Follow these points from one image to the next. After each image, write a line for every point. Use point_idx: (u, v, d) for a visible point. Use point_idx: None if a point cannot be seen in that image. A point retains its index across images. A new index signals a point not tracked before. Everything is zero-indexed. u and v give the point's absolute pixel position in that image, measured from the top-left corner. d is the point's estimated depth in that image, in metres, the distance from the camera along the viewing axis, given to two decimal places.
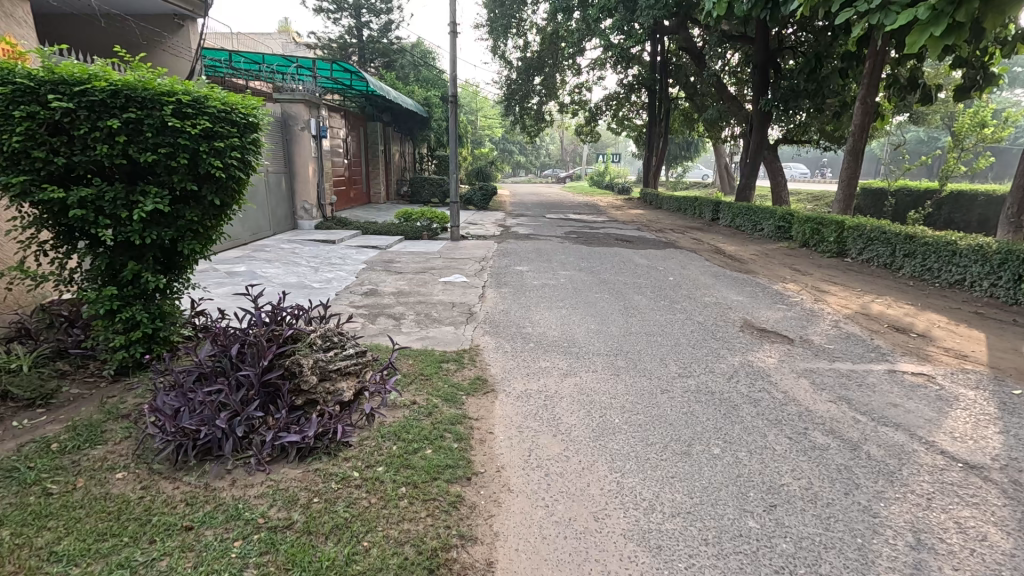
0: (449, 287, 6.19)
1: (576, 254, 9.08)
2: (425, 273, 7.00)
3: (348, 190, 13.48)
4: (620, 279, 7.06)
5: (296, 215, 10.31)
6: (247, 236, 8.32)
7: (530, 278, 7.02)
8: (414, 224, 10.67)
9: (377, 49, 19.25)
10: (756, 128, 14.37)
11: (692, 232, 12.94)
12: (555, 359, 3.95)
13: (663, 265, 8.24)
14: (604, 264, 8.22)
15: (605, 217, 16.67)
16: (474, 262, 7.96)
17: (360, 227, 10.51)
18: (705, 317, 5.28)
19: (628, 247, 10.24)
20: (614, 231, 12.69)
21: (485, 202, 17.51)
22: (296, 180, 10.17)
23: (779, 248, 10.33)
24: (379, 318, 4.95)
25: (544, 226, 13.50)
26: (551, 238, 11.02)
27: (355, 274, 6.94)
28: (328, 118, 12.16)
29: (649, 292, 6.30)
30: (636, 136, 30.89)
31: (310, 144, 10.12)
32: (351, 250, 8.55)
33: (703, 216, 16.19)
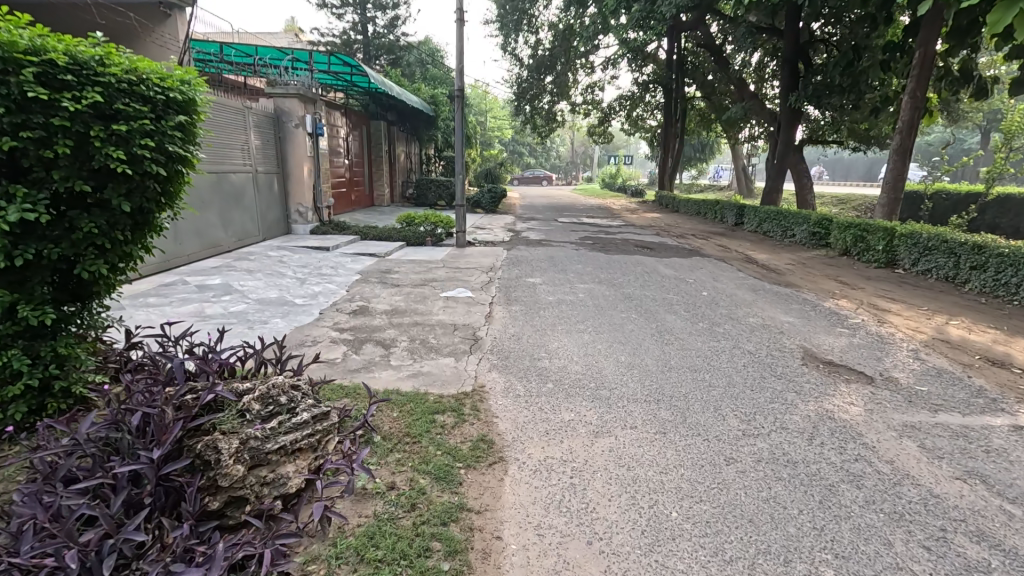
0: (452, 304, 5.38)
1: (593, 263, 8.23)
2: (426, 286, 6.20)
3: (349, 192, 12.74)
4: (646, 294, 6.22)
5: (290, 219, 9.54)
6: (232, 242, 7.54)
7: (545, 292, 6.18)
8: (417, 229, 9.88)
9: (383, 46, 18.53)
10: (785, 126, 13.40)
11: (716, 239, 12.03)
12: (582, 410, 3.10)
13: (692, 277, 7.36)
14: (626, 275, 7.37)
15: (621, 221, 15.80)
16: (481, 272, 7.14)
17: (359, 232, 9.74)
18: (755, 345, 4.42)
19: (649, 255, 9.37)
20: (632, 237, 11.83)
21: (494, 205, 16.72)
22: (289, 180, 9.41)
23: (817, 257, 9.39)
24: (365, 346, 4.13)
25: (557, 231, 12.66)
26: (566, 245, 10.17)
27: (347, 288, 6.14)
28: (327, 115, 11.43)
29: (683, 311, 5.44)
30: (650, 137, 29.97)
31: (305, 141, 9.38)
32: (347, 259, 7.76)
33: (726, 220, 15.23)
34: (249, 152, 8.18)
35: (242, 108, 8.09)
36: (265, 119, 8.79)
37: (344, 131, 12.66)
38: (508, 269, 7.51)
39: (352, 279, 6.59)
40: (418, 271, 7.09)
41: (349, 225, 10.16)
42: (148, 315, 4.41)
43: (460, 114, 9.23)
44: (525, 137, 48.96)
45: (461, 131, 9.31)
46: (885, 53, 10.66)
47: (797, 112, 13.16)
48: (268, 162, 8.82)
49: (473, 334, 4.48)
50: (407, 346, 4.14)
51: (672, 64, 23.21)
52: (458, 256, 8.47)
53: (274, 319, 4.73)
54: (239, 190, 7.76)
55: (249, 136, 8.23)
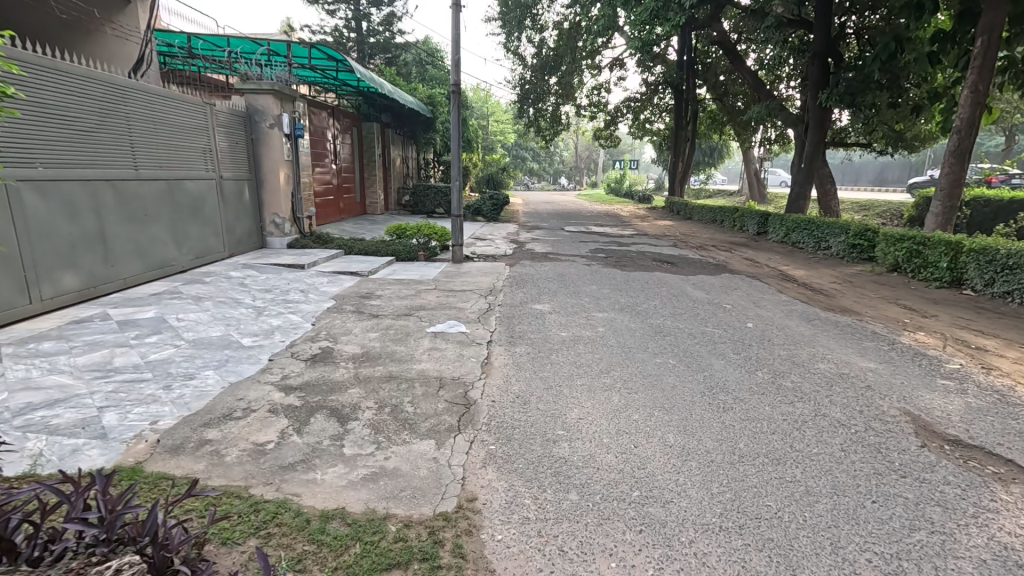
0: (441, 346, 4.26)
1: (610, 282, 7.12)
2: (410, 318, 5.08)
3: (336, 200, 11.66)
4: (679, 326, 5.10)
5: (265, 231, 8.46)
6: (189, 260, 6.45)
7: (556, 324, 5.06)
8: (408, 242, 8.78)
9: (378, 44, 17.54)
10: (813, 126, 12.27)
11: (740, 251, 10.89)
12: (628, 557, 1.96)
13: (727, 301, 6.24)
14: (649, 298, 6.25)
15: (632, 230, 14.68)
16: (479, 296, 6.02)
17: (343, 246, 8.64)
18: (843, 411, 3.29)
19: (672, 272, 8.23)
20: (647, 249, 10.70)
21: (496, 212, 15.64)
22: (264, 187, 8.33)
23: (863, 274, 8.24)
24: (314, 419, 3.00)
25: (564, 242, 11.53)
26: (576, 260, 9.05)
27: (313, 320, 5.03)
28: (310, 115, 10.35)
29: (731, 353, 4.32)
30: (658, 141, 28.95)
31: (281, 143, 8.32)
32: (323, 279, 6.66)
33: (746, 229, 14.06)
34: (212, 156, 7.09)
35: (204, 105, 7.02)
36: (234, 117, 7.71)
37: (331, 134, 11.59)
38: (511, 291, 6.40)
39: (323, 306, 5.50)
40: (404, 296, 5.97)
41: (333, 237, 9.08)
42: (29, 371, 3.30)
43: (456, 113, 8.07)
44: (528, 142, 47.92)
45: (458, 132, 8.15)
46: (932, 44, 9.56)
47: (827, 112, 12.03)
48: (238, 168, 7.74)
49: (464, 395, 3.35)
50: (371, 418, 3.01)
51: (682, 63, 22.15)
52: (454, 275, 7.37)
53: (204, 371, 3.62)
54: (199, 200, 6.68)
55: (212, 137, 7.15)
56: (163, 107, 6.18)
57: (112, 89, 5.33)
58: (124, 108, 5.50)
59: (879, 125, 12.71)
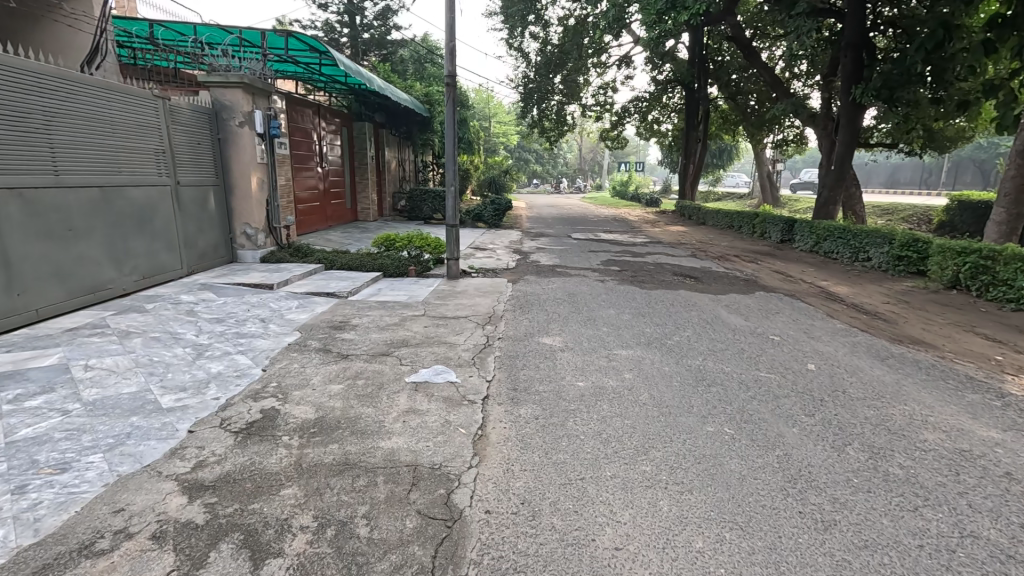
0: (421, 408, 3.25)
1: (629, 304, 6.09)
2: (387, 360, 4.08)
3: (322, 206, 10.69)
4: (724, 370, 4.08)
5: (235, 243, 7.47)
6: (133, 281, 5.45)
7: (569, 366, 4.04)
8: (397, 254, 7.79)
9: (373, 40, 16.57)
10: (845, 123, 11.17)
11: (768, 263, 9.83)
12: None
13: (773, 330, 5.21)
14: (678, 327, 5.23)
15: (644, 237, 13.65)
16: (475, 326, 5.02)
17: (324, 260, 7.65)
18: (996, 526, 2.26)
19: (697, 289, 7.21)
20: (665, 261, 9.66)
21: (498, 218, 14.66)
22: (233, 194, 7.34)
23: (917, 292, 7.20)
24: (215, 554, 1.98)
25: (572, 252, 10.53)
26: (586, 274, 8.02)
27: (266, 363, 4.02)
28: (291, 114, 9.36)
29: (801, 415, 3.29)
30: (666, 142, 27.93)
31: (253, 144, 7.33)
32: (293, 303, 5.67)
33: (769, 237, 13.00)
34: (167, 158, 6.09)
35: (157, 99, 6.00)
36: (196, 114, 6.71)
37: (317, 134, 10.61)
38: (514, 318, 5.40)
39: (284, 342, 4.49)
40: (384, 327, 4.95)
41: (314, 250, 8.09)
42: None
43: (450, 109, 7.06)
44: (532, 143, 46.94)
45: (452, 130, 7.14)
46: (987, 31, 8.51)
47: (860, 110, 11.00)
48: (201, 172, 6.74)
49: (446, 502, 2.33)
50: (300, 555, 1.99)
51: (693, 60, 21.16)
52: (447, 296, 6.36)
53: (87, 458, 2.60)
54: (146, 209, 5.66)
55: (167, 136, 6.14)
56: (100, 103, 5.17)
57: (22, 77, 4.32)
58: (42, 100, 4.50)
59: (916, 123, 11.65)
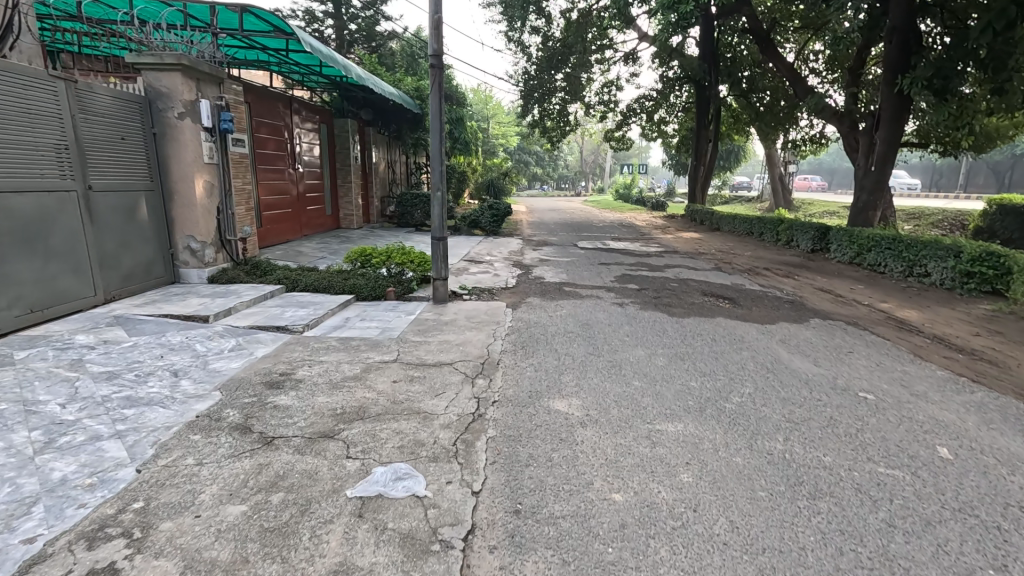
0: (360, 565, 1.96)
1: (661, 342, 4.80)
2: (328, 450, 2.77)
3: (295, 214, 9.40)
4: (822, 463, 2.78)
5: (177, 260, 6.21)
6: (14, 317, 4.19)
7: (597, 458, 2.75)
8: (373, 273, 6.50)
9: (361, 32, 15.31)
10: (888, 118, 9.84)
11: (806, 277, 8.55)
12: None
13: (861, 383, 3.91)
14: (731, 378, 3.94)
15: (658, 246, 12.38)
16: (463, 381, 3.73)
17: (285, 280, 6.37)
18: None
19: (737, 315, 5.93)
20: (688, 276, 8.37)
21: (496, 224, 13.39)
22: (174, 200, 6.06)
23: (1004, 318, 5.92)
24: None
25: (580, 264, 9.27)
26: (600, 295, 6.75)
27: (149, 455, 2.70)
28: (253, 106, 8.05)
29: (987, 571, 2.00)
30: (672, 143, 26.70)
31: (198, 140, 6.05)
32: (227, 344, 4.37)
33: (797, 245, 11.73)
34: (73, 156, 4.80)
35: (60, 80, 4.70)
36: (120, 102, 5.42)
37: (289, 132, 9.32)
38: (514, 363, 4.12)
39: (192, 412, 3.17)
40: (338, 383, 3.66)
41: (275, 267, 6.81)
42: None
43: (435, 99, 5.78)
44: (532, 146, 45.84)
45: (438, 124, 5.85)
46: None
47: (906, 102, 9.69)
48: (126, 174, 5.45)
49: None
50: None
51: (704, 55, 19.90)
52: (430, 329, 5.06)
53: None
54: (37, 223, 4.37)
55: (74, 128, 4.85)
56: None
57: None
58: None
59: (971, 118, 10.26)
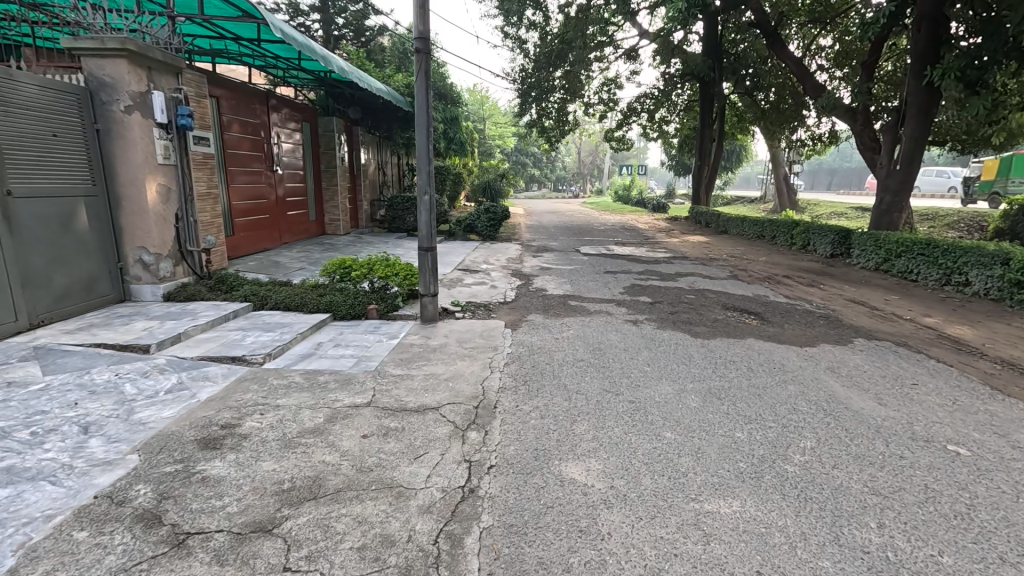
0: None
1: (689, 373, 4.04)
2: (260, 558, 1.99)
3: (273, 220, 8.60)
4: (941, 567, 2.02)
5: (128, 275, 5.43)
6: None
7: (634, 564, 2.00)
8: (352, 288, 5.71)
9: (350, 27, 14.57)
10: (915, 111, 9.11)
11: (832, 286, 7.80)
12: None
13: (948, 432, 3.14)
14: (786, 426, 3.18)
15: (666, 251, 11.65)
16: (452, 435, 2.98)
17: (253, 297, 5.58)
18: None
19: (769, 335, 5.17)
20: (705, 286, 7.62)
21: (493, 229, 12.63)
22: (122, 206, 5.28)
23: None
24: None
25: (584, 273, 8.51)
26: (611, 311, 5.98)
27: (6, 568, 1.91)
28: (221, 102, 7.26)
29: None
30: (674, 143, 26.03)
31: (149, 136, 5.27)
32: (166, 384, 3.58)
33: (814, 250, 11.03)
34: None
35: None
36: (52, 93, 4.64)
37: (267, 131, 8.52)
38: (515, 407, 3.35)
39: (89, 492, 2.38)
40: (293, 440, 2.89)
41: (244, 282, 6.02)
42: None
43: (421, 90, 5.04)
44: (529, 146, 45.20)
45: (423, 119, 5.10)
46: None
47: (935, 95, 8.98)
48: (60, 176, 4.68)
49: None
50: None
51: (708, 51, 19.27)
52: (415, 357, 4.29)
53: None
54: None
55: None
56: None
57: None
58: None
59: (1004, 112, 9.52)
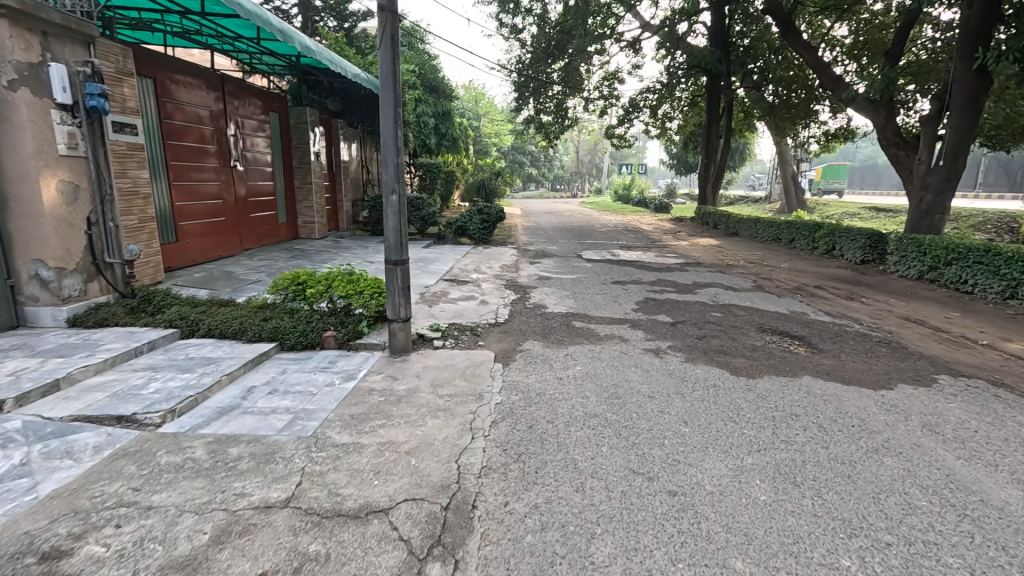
0: None
1: (740, 436, 2.99)
2: None
3: (230, 224, 7.43)
4: None
5: (22, 294, 4.33)
6: None
7: None
8: (305, 310, 4.61)
9: (331, 13, 13.50)
10: (962, 100, 8.03)
11: (876, 300, 6.74)
12: None
13: None
14: (912, 544, 2.10)
15: (677, 256, 10.59)
16: (406, 568, 1.91)
17: (181, 320, 4.47)
18: None
19: (826, 370, 4.12)
20: (730, 300, 6.57)
21: (487, 231, 11.55)
22: (11, 207, 4.18)
23: None
24: None
25: (588, 283, 7.44)
26: (625, 336, 4.90)
27: None
28: (156, 85, 6.08)
29: None
30: (677, 141, 25.04)
31: (44, 119, 4.18)
32: (0, 469, 2.47)
33: (841, 255, 9.99)
34: None
35: None
36: None
37: (221, 120, 7.33)
38: (503, 509, 2.27)
39: None
40: None
41: (176, 300, 4.90)
42: None
43: (386, 62, 3.96)
44: (527, 145, 44.18)
45: (390, 98, 4.01)
46: None
47: (986, 81, 7.88)
48: None
49: None
50: None
51: (716, 41, 18.37)
52: (371, 413, 3.19)
53: None
54: None
55: None
56: None
57: None
58: None
59: None
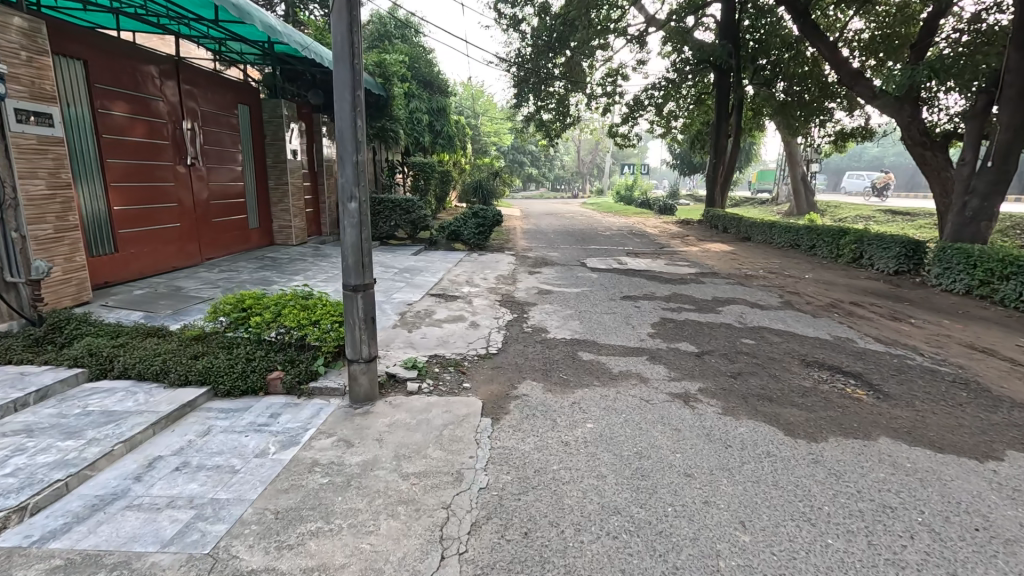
0: None
1: (825, 548, 2.11)
2: None
3: (186, 231, 6.52)
4: None
5: None
6: None
7: None
8: (249, 343, 3.72)
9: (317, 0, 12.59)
10: (1015, 93, 7.14)
11: (928, 321, 5.86)
12: None
13: None
14: None
15: (690, 265, 9.71)
16: None
17: (91, 358, 3.57)
18: None
19: (905, 427, 3.23)
20: (760, 321, 5.68)
21: (483, 236, 10.67)
22: None
23: None
24: None
25: (594, 299, 6.54)
26: (644, 374, 4.02)
27: None
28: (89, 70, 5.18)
29: None
30: (682, 140, 24.19)
31: None
32: None
33: (870, 264, 9.13)
34: None
35: None
36: None
37: (176, 113, 6.42)
38: None
39: None
40: None
41: (94, 328, 4.00)
42: None
43: (340, 30, 3.05)
44: (527, 143, 43.29)
45: (346, 78, 3.10)
46: None
47: None
48: None
49: None
50: None
51: (726, 35, 17.48)
52: (305, 509, 2.30)
53: None
54: None
55: None
56: None
57: None
58: None
59: None
